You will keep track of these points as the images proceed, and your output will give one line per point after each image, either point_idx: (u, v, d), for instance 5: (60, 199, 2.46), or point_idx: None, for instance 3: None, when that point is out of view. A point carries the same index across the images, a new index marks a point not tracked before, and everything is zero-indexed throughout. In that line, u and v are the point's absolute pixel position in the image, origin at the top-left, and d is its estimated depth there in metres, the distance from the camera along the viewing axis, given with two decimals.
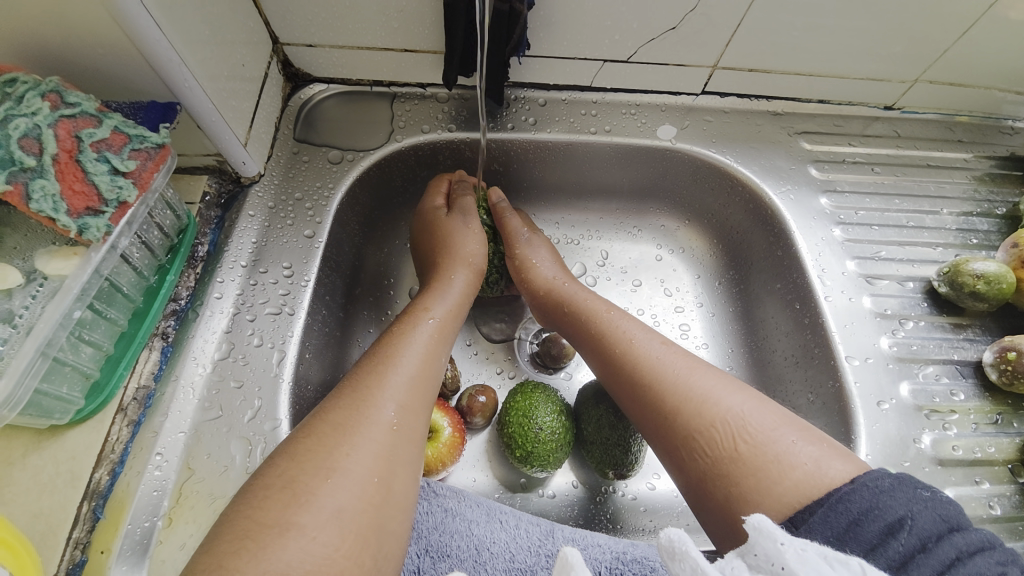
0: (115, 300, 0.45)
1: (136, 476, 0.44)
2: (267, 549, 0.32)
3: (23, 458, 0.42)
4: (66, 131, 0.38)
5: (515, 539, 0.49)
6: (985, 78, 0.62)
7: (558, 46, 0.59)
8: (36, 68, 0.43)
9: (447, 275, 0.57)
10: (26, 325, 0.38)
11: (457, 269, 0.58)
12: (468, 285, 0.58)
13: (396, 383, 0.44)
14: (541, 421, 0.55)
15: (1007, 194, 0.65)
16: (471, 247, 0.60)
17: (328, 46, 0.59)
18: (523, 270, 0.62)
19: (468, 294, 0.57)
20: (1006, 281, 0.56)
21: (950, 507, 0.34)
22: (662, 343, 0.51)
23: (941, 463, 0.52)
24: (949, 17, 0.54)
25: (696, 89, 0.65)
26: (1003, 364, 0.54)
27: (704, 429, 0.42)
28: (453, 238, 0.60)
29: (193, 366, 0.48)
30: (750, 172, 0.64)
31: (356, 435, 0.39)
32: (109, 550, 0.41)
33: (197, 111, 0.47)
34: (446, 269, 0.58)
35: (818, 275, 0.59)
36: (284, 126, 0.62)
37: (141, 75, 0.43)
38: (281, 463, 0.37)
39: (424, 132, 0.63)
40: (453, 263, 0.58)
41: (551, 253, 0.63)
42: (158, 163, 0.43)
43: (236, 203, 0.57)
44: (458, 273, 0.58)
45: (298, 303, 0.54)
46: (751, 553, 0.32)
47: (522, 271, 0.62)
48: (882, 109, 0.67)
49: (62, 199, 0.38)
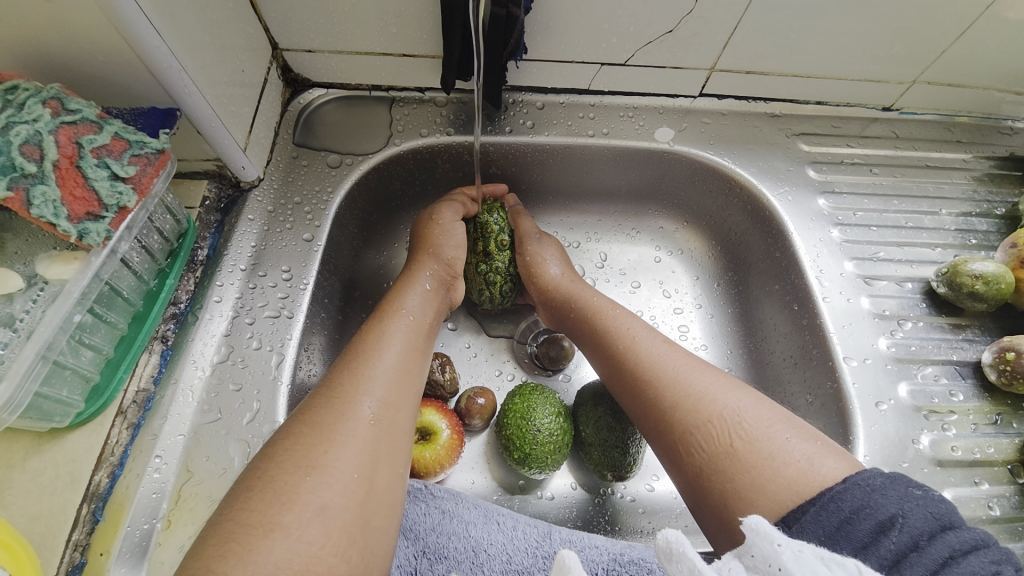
0: (115, 304, 0.45)
1: (136, 479, 0.44)
2: (253, 552, 0.33)
3: (23, 461, 0.42)
4: (67, 137, 0.39)
5: (512, 541, 0.49)
6: (983, 79, 0.62)
7: (556, 49, 0.59)
8: (37, 75, 0.43)
9: (416, 272, 0.58)
10: (26, 329, 0.39)
11: (428, 264, 0.58)
12: (435, 277, 0.58)
13: (372, 378, 0.44)
14: (540, 424, 0.55)
15: (1006, 194, 0.65)
16: (452, 247, 0.60)
17: (327, 51, 0.59)
18: (530, 269, 0.62)
19: (437, 288, 0.58)
20: (1005, 281, 0.55)
21: (943, 505, 0.34)
22: (664, 341, 0.51)
23: (941, 464, 0.51)
24: (946, 18, 0.54)
25: (693, 91, 0.65)
26: (1003, 365, 0.53)
27: (701, 424, 0.43)
28: (435, 238, 0.60)
29: (192, 369, 0.49)
30: (748, 173, 0.64)
31: (335, 432, 0.39)
32: (108, 552, 0.42)
33: (198, 117, 0.48)
34: (418, 264, 0.58)
35: (817, 275, 0.59)
36: (284, 130, 0.62)
37: (141, 82, 0.44)
38: (259, 465, 0.38)
39: (422, 135, 0.64)
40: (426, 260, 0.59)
41: (559, 253, 0.63)
42: (158, 168, 0.44)
43: (237, 207, 0.57)
44: (427, 267, 0.58)
45: (297, 306, 0.54)
46: (747, 555, 0.32)
47: (531, 271, 0.62)
48: (880, 110, 0.67)
49: (62, 205, 0.38)
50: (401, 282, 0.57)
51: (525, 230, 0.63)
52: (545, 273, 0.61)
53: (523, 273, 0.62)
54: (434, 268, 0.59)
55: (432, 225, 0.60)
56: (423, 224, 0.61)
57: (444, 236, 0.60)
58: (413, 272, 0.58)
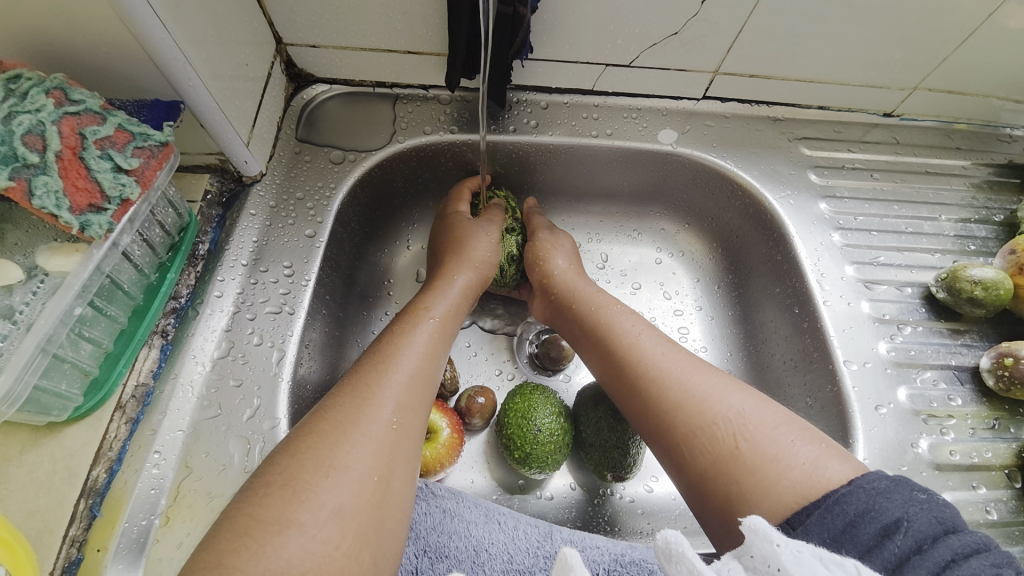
0: (115, 298, 0.45)
1: (135, 474, 0.44)
2: (265, 547, 0.32)
3: (20, 455, 0.41)
4: (70, 128, 0.38)
5: (513, 540, 0.49)
6: (983, 86, 0.62)
7: (561, 49, 0.59)
8: (40, 66, 0.43)
9: (450, 276, 0.57)
10: (26, 321, 0.38)
11: (464, 270, 0.58)
12: (470, 285, 0.58)
13: (395, 381, 0.44)
14: (541, 423, 0.55)
15: (1005, 201, 0.65)
16: (480, 250, 0.60)
17: (332, 47, 0.59)
18: (540, 255, 0.62)
19: (468, 295, 0.58)
20: (1004, 287, 0.56)
21: (947, 510, 0.34)
22: (666, 342, 0.51)
23: (939, 468, 0.52)
24: (949, 25, 0.55)
25: (696, 94, 0.65)
26: (1001, 370, 0.54)
27: (705, 427, 0.43)
28: (467, 239, 0.60)
29: (192, 365, 0.48)
30: (751, 177, 0.64)
31: (355, 433, 0.39)
32: (106, 548, 0.41)
33: (201, 110, 0.47)
34: (451, 269, 0.58)
35: (818, 279, 0.60)
36: (286, 125, 0.62)
37: (145, 74, 0.44)
38: (280, 461, 0.37)
39: (425, 133, 0.63)
40: (464, 258, 0.59)
41: (573, 253, 0.63)
42: (161, 161, 0.43)
43: (238, 202, 0.57)
44: (462, 273, 0.58)
45: (298, 303, 0.54)
46: (746, 555, 0.32)
47: (538, 256, 0.62)
48: (882, 116, 0.68)
49: (64, 196, 0.38)
50: (433, 286, 0.57)
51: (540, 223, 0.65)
52: (546, 265, 0.62)
53: (529, 258, 0.63)
54: (472, 278, 0.59)
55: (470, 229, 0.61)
56: (459, 227, 0.61)
57: (482, 248, 0.60)
58: (445, 276, 0.58)
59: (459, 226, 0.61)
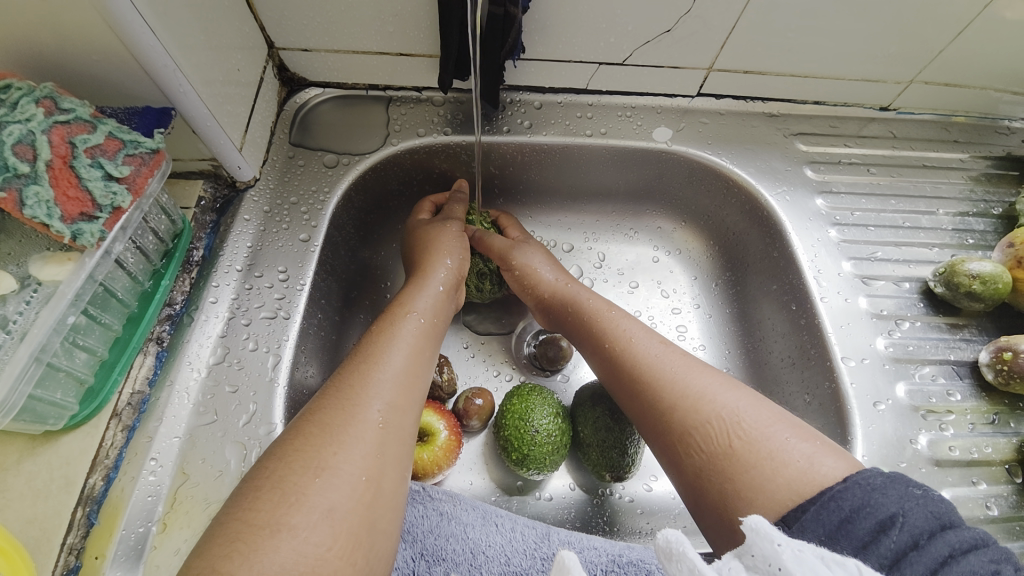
0: (109, 306, 0.45)
1: (131, 482, 0.44)
2: (259, 552, 0.32)
3: (17, 464, 0.42)
4: (60, 136, 0.38)
5: (510, 542, 0.49)
6: (980, 79, 0.62)
7: (553, 49, 0.59)
8: (31, 75, 0.43)
9: (426, 271, 0.57)
10: (20, 330, 0.38)
11: (440, 264, 0.58)
12: (448, 280, 0.58)
13: (381, 381, 0.44)
14: (537, 425, 0.55)
15: (1004, 194, 0.65)
16: (452, 246, 0.60)
17: (324, 51, 0.59)
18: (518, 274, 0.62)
19: (448, 290, 0.58)
20: (1002, 281, 0.55)
21: (944, 504, 0.34)
22: (661, 342, 0.51)
23: (939, 464, 0.51)
24: (944, 18, 0.54)
25: (691, 91, 0.65)
26: (1000, 364, 0.53)
27: (700, 424, 0.42)
28: (435, 240, 0.60)
29: (188, 371, 0.48)
30: (746, 173, 0.64)
31: (344, 434, 0.39)
32: (103, 555, 0.41)
33: (193, 116, 0.47)
34: (428, 265, 0.58)
35: (815, 276, 0.59)
36: (280, 130, 0.62)
37: (136, 82, 0.44)
38: (271, 465, 0.37)
39: (419, 135, 0.63)
40: (436, 258, 0.58)
41: (545, 255, 0.63)
42: (152, 168, 0.43)
43: (232, 208, 0.57)
44: (439, 267, 0.58)
45: (293, 308, 0.54)
46: (748, 555, 0.32)
47: (515, 275, 0.62)
48: (878, 111, 0.68)
49: (55, 205, 0.38)
50: (410, 282, 0.57)
51: (501, 246, 0.63)
52: (530, 273, 0.61)
53: (506, 277, 0.63)
54: (451, 275, 0.59)
55: (441, 232, 0.61)
56: (427, 231, 0.61)
57: (451, 242, 0.60)
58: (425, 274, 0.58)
59: (431, 231, 0.61)
